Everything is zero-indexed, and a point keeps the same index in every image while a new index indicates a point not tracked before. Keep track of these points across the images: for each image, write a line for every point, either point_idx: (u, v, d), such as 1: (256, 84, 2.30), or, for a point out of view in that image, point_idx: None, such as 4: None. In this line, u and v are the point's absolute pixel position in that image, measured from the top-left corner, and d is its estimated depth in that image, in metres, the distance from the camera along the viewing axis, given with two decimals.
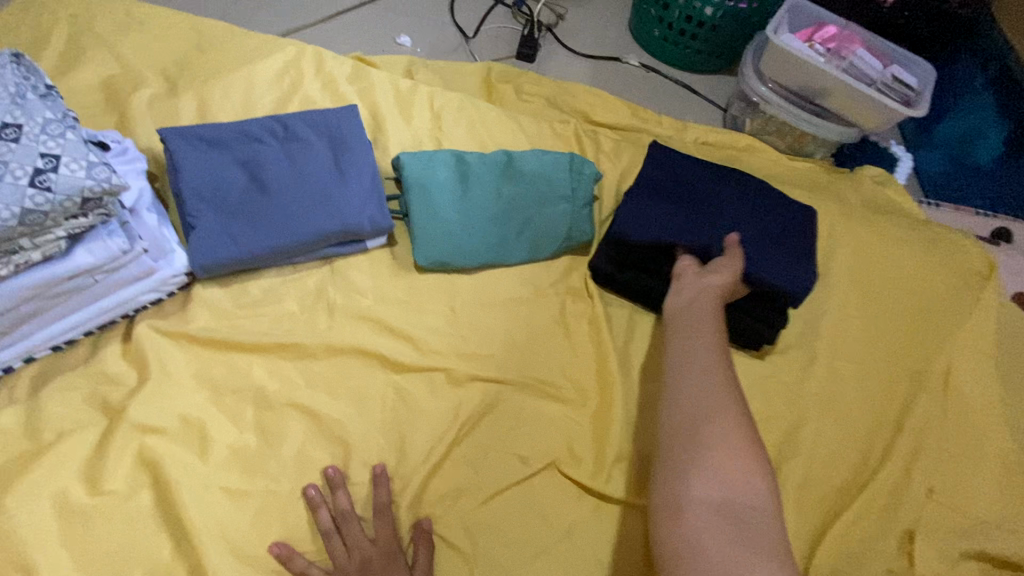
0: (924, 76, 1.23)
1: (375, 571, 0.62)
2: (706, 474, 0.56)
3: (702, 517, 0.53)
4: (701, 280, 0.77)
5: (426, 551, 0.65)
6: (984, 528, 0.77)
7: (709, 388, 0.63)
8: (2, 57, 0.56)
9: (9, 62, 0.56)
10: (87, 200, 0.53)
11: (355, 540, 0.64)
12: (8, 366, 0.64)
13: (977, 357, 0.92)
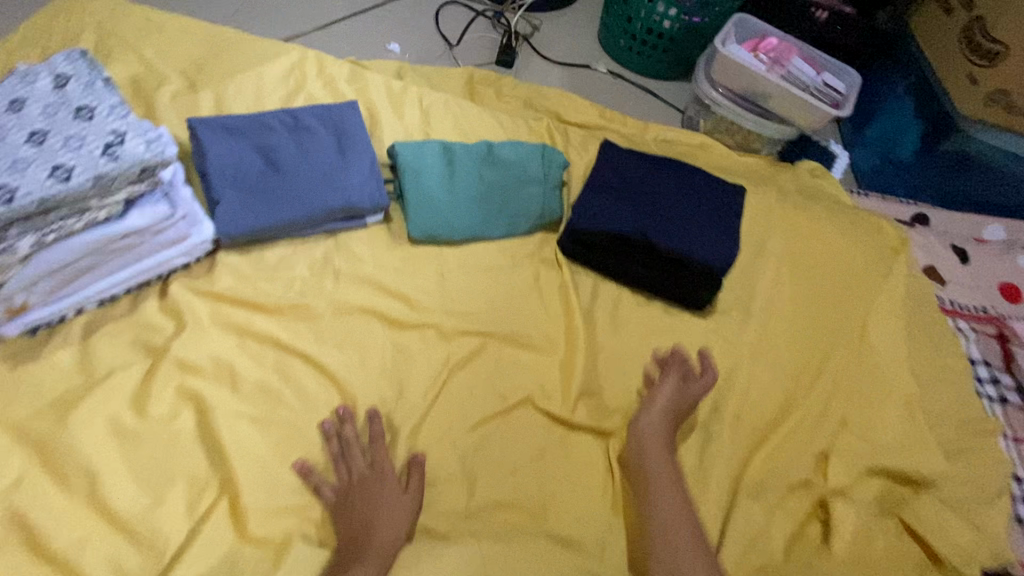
0: (852, 81, 1.40)
1: (369, 487, 0.74)
2: None
3: None
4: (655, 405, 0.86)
5: (417, 477, 0.77)
6: (887, 451, 0.92)
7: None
8: (73, 54, 0.68)
9: (78, 57, 0.68)
10: (145, 169, 0.65)
11: (357, 464, 0.76)
12: (62, 316, 0.75)
13: (888, 316, 1.08)
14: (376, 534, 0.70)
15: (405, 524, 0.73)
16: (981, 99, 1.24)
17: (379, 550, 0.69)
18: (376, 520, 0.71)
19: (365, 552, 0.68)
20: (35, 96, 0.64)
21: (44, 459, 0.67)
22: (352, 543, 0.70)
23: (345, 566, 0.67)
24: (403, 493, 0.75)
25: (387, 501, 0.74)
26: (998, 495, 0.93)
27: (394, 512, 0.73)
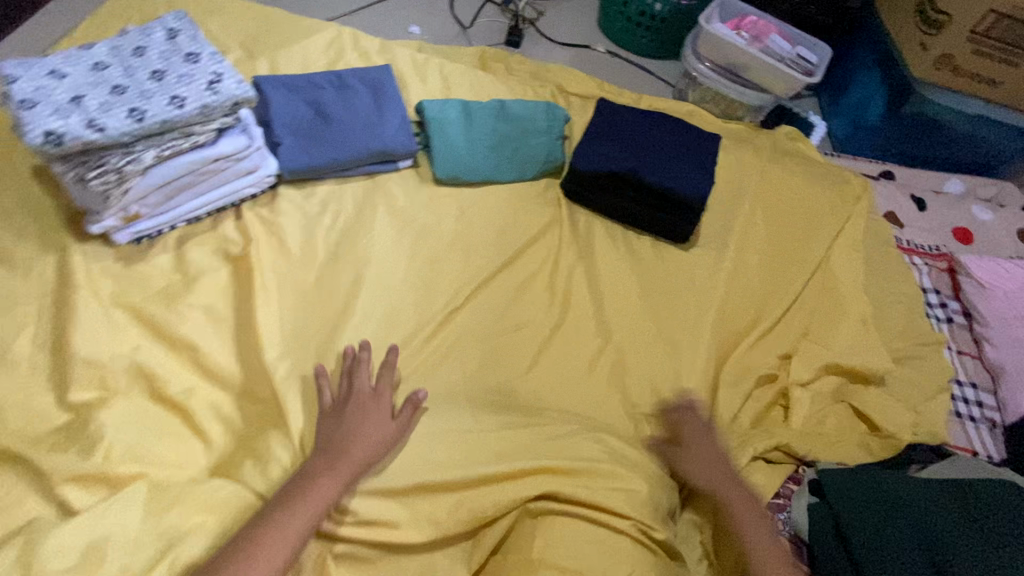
0: (823, 54, 1.57)
1: (363, 404, 0.74)
2: None
3: None
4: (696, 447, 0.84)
5: (410, 410, 0.75)
6: (844, 354, 1.08)
7: None
8: (181, 15, 0.88)
9: (184, 18, 0.88)
10: (237, 103, 0.83)
11: (359, 382, 0.76)
12: (162, 229, 0.93)
13: (851, 250, 1.24)
14: (352, 455, 0.69)
15: (380, 448, 0.71)
16: (930, 62, 1.40)
17: (353, 469, 0.68)
18: (358, 436, 0.71)
19: (339, 465, 0.68)
20: (155, 45, 0.83)
21: (153, 333, 0.83)
22: (329, 451, 0.69)
23: (315, 475, 0.66)
24: (391, 421, 0.74)
25: (372, 424, 0.73)
26: (939, 391, 1.09)
27: (374, 439, 0.71)
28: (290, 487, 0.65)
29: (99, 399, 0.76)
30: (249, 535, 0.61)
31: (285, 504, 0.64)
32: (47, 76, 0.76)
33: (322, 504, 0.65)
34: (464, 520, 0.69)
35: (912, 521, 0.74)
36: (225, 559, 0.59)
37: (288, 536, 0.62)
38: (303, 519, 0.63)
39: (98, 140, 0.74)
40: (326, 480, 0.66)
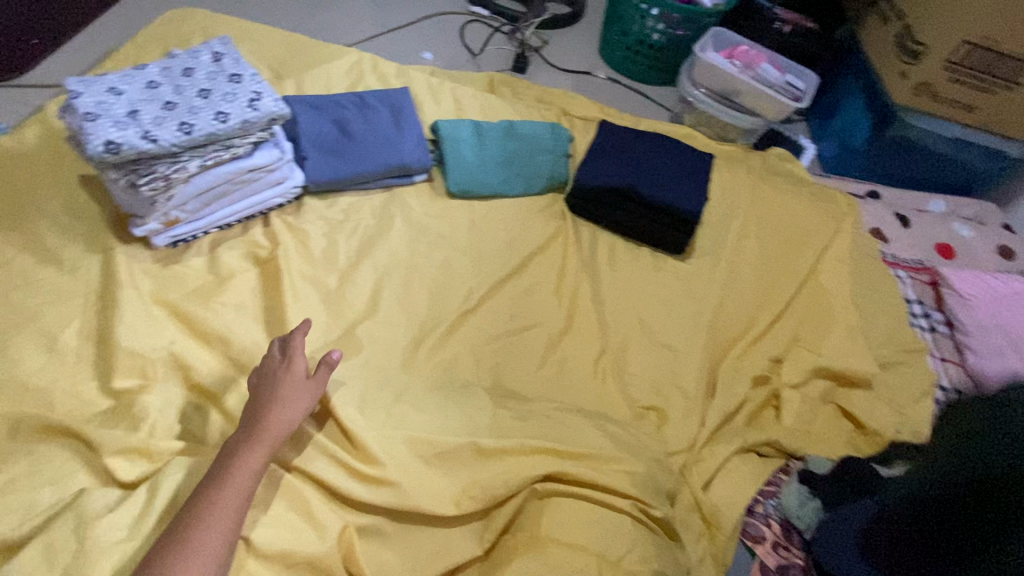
0: (810, 81, 1.67)
1: (278, 372, 0.75)
2: None
3: None
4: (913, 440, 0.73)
5: (325, 370, 0.77)
6: (833, 359, 1.14)
7: None
8: (224, 42, 0.98)
9: (227, 45, 0.98)
10: (273, 119, 0.93)
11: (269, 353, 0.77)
12: (196, 234, 1.00)
13: (840, 262, 1.31)
14: (263, 429, 0.69)
15: (300, 409, 0.73)
16: (909, 89, 1.50)
17: (274, 432, 0.70)
18: (276, 401, 0.72)
19: (258, 435, 0.69)
20: (202, 68, 0.93)
21: (188, 327, 0.90)
22: (248, 423, 0.70)
23: (234, 455, 0.67)
24: (309, 382, 0.76)
25: (288, 387, 0.74)
26: (924, 395, 1.14)
27: (287, 408, 0.72)
28: (209, 475, 0.66)
29: (141, 386, 0.82)
30: (176, 530, 0.61)
31: (204, 490, 0.64)
32: (107, 92, 0.86)
33: (241, 482, 0.65)
34: (479, 499, 0.74)
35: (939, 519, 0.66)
36: (167, 546, 0.59)
37: (218, 519, 0.62)
38: (229, 499, 0.63)
39: (151, 149, 0.83)
40: (244, 458, 0.66)
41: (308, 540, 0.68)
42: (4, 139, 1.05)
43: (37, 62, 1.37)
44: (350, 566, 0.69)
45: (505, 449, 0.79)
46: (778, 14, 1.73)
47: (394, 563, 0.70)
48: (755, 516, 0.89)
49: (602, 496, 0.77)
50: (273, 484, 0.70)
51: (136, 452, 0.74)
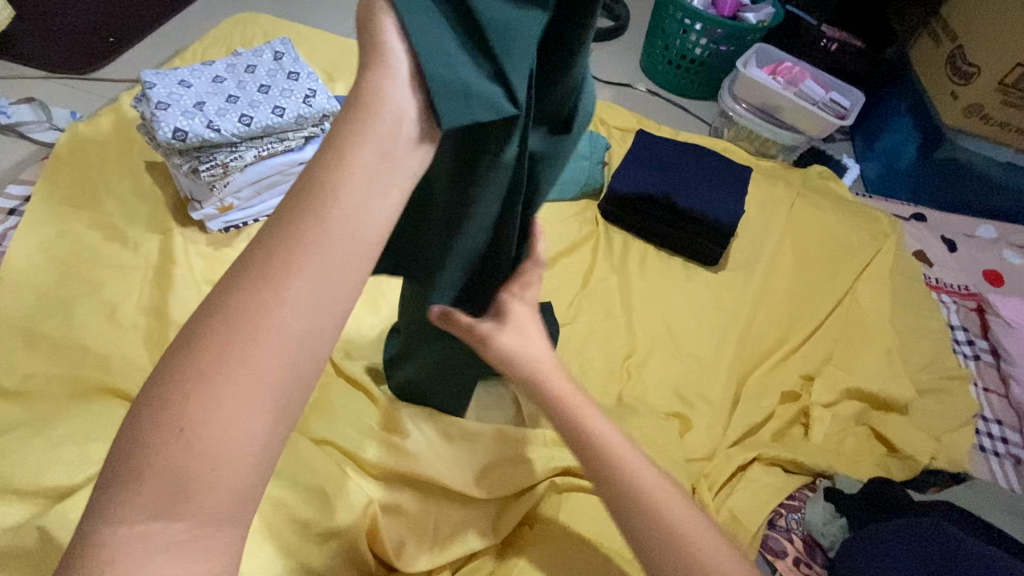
0: (856, 100, 1.64)
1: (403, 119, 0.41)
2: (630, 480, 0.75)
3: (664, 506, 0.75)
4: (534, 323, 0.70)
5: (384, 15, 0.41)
6: (867, 379, 1.11)
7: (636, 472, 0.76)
8: (285, 43, 1.05)
9: (287, 45, 1.05)
10: (325, 116, 0.98)
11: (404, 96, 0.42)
12: (247, 222, 1.06)
13: (877, 283, 1.28)
14: (327, 233, 0.37)
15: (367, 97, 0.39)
16: (959, 110, 1.49)
17: (358, 201, 0.37)
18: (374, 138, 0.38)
19: (330, 206, 0.37)
20: (264, 65, 1.00)
21: None
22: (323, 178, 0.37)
23: (290, 231, 0.37)
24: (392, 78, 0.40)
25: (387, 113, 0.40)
26: (964, 423, 1.10)
27: (372, 180, 0.38)
28: (236, 305, 0.36)
29: None
30: (184, 387, 0.35)
31: (230, 324, 0.36)
32: (178, 85, 0.93)
33: (287, 328, 0.36)
34: (501, 485, 0.76)
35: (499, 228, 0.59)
36: (176, 367, 0.35)
37: (252, 339, 0.35)
38: (278, 311, 0.36)
39: (213, 138, 0.90)
40: (302, 277, 0.36)
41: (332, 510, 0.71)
42: (80, 125, 1.13)
43: (109, 60, 1.48)
44: (373, 544, 0.72)
45: (525, 437, 0.81)
46: (826, 31, 1.68)
47: (416, 541, 0.72)
48: (777, 530, 0.87)
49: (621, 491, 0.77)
50: (303, 455, 0.74)
51: None
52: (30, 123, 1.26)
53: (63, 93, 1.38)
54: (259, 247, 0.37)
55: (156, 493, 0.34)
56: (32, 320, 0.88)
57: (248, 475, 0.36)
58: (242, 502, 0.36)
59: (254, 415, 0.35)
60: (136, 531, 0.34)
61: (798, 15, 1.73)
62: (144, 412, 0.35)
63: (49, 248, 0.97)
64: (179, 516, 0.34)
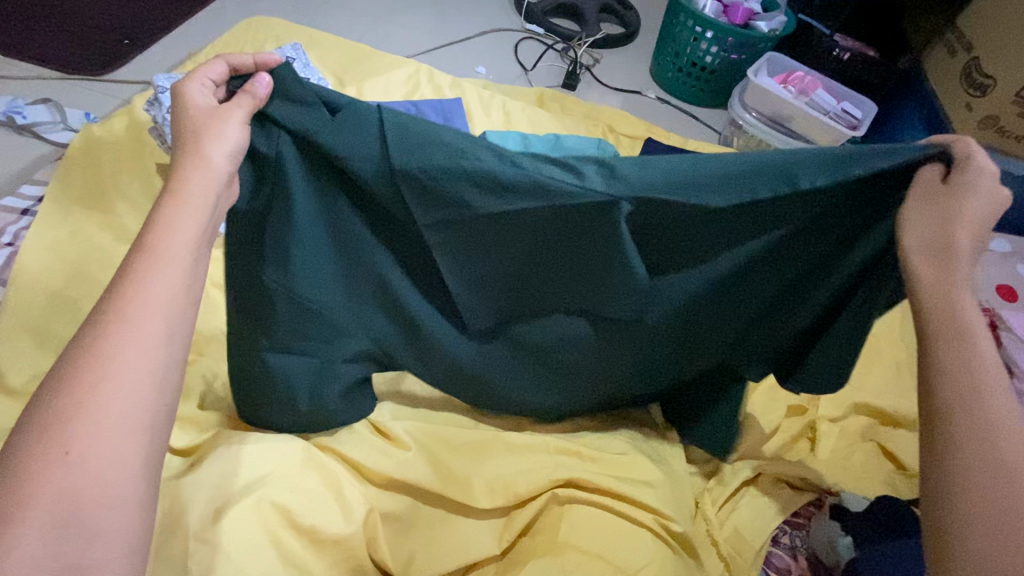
0: (868, 109, 1.63)
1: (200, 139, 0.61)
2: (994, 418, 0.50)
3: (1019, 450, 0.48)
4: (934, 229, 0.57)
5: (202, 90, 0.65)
6: (877, 393, 1.09)
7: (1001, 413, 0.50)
8: (297, 48, 1.07)
9: (300, 50, 1.07)
10: None
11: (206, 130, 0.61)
12: None
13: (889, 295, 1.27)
14: (164, 276, 0.52)
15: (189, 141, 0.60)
16: (974, 122, 1.47)
17: (179, 267, 0.53)
18: (177, 227, 0.55)
19: (159, 273, 0.52)
20: None
21: None
22: (144, 261, 0.52)
23: (122, 300, 0.50)
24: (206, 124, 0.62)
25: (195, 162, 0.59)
26: None
27: (193, 232, 0.56)
28: (83, 360, 0.47)
29: (195, 359, 0.88)
30: (49, 428, 0.44)
31: (87, 357, 0.47)
32: None
33: (141, 346, 0.48)
34: (504, 496, 0.75)
35: (266, 282, 0.67)
36: (34, 426, 0.44)
37: (112, 377, 0.46)
38: (133, 352, 0.48)
39: None
40: (148, 308, 0.50)
41: (334, 520, 0.70)
42: (95, 127, 1.14)
43: (122, 62, 1.49)
44: (373, 551, 0.71)
45: (531, 445, 0.81)
46: (839, 40, 1.68)
47: (414, 552, 0.72)
48: (779, 546, 0.87)
49: (617, 504, 0.77)
50: (306, 461, 0.73)
51: (183, 420, 0.78)
52: (46, 124, 1.28)
53: (79, 95, 1.40)
54: (104, 307, 0.50)
55: (50, 517, 0.42)
56: (43, 319, 0.89)
57: (135, 480, 0.46)
58: (133, 508, 0.45)
59: (125, 426, 0.46)
60: (41, 537, 0.41)
61: (810, 25, 1.73)
62: (14, 458, 0.43)
63: (61, 248, 0.98)
64: (71, 535, 0.42)
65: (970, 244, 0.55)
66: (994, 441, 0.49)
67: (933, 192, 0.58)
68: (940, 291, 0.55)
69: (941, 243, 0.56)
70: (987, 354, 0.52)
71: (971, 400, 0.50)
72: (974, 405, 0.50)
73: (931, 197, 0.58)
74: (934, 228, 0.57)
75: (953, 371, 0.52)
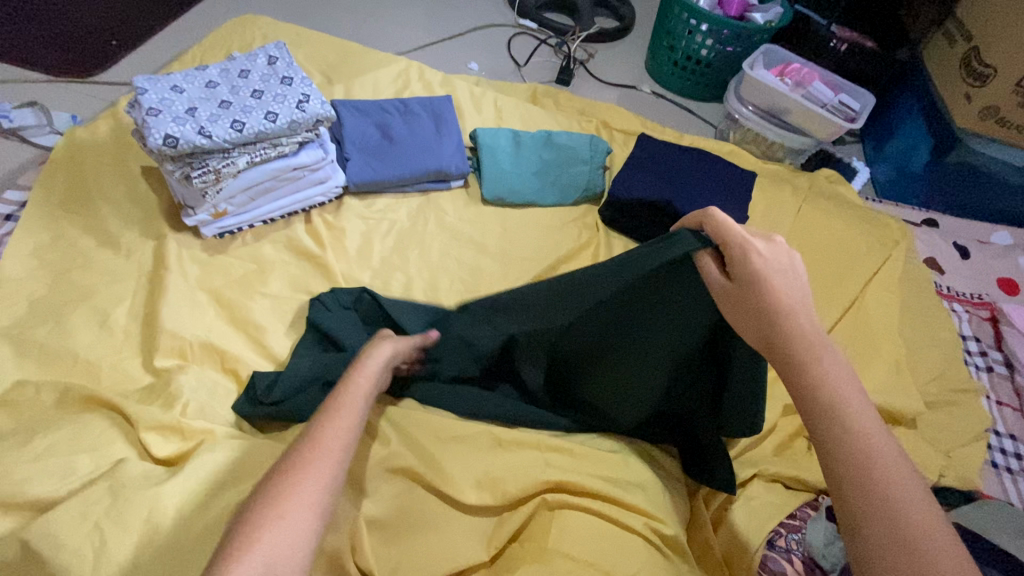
0: (866, 102, 1.61)
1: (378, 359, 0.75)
2: (877, 482, 0.50)
3: (916, 509, 0.49)
4: (755, 307, 0.62)
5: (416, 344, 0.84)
6: (876, 392, 1.07)
7: (889, 476, 0.50)
8: (279, 45, 1.05)
9: (282, 48, 1.05)
10: (320, 120, 0.99)
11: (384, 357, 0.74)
12: (242, 226, 1.05)
13: (886, 293, 1.25)
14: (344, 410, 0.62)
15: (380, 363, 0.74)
16: (974, 113, 1.45)
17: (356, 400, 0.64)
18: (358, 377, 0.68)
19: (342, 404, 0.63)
20: (258, 69, 1.01)
21: (231, 316, 0.95)
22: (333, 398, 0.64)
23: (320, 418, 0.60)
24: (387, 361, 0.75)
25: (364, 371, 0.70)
26: (975, 438, 1.07)
27: (367, 389, 0.67)
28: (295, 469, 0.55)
29: (179, 365, 0.87)
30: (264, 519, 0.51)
31: (295, 469, 0.54)
32: (170, 90, 0.92)
33: (332, 463, 0.56)
34: (493, 495, 0.75)
35: (258, 385, 0.83)
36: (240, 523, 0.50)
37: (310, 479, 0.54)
38: (327, 462, 0.56)
39: (205, 144, 0.90)
40: (332, 432, 0.59)
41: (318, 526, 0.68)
42: (79, 130, 1.13)
43: (110, 65, 1.48)
44: (359, 561, 0.68)
45: (522, 441, 0.80)
46: (836, 32, 1.64)
47: (401, 560, 0.70)
48: (776, 550, 0.82)
49: (606, 506, 0.75)
50: None
51: (167, 427, 0.76)
52: (33, 127, 1.27)
53: (65, 98, 1.39)
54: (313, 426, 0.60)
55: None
56: (25, 325, 0.88)
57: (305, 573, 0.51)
58: None
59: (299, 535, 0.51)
60: None
61: (806, 16, 1.69)
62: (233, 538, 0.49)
63: (44, 254, 0.97)
64: None
65: (798, 308, 0.61)
66: (886, 505, 0.49)
67: (729, 288, 0.66)
68: (797, 371, 0.57)
69: (776, 325, 0.60)
70: (857, 419, 0.54)
71: (857, 473, 0.51)
72: (859, 474, 0.51)
73: (733, 292, 0.65)
74: (757, 312, 0.62)
75: (834, 442, 0.53)
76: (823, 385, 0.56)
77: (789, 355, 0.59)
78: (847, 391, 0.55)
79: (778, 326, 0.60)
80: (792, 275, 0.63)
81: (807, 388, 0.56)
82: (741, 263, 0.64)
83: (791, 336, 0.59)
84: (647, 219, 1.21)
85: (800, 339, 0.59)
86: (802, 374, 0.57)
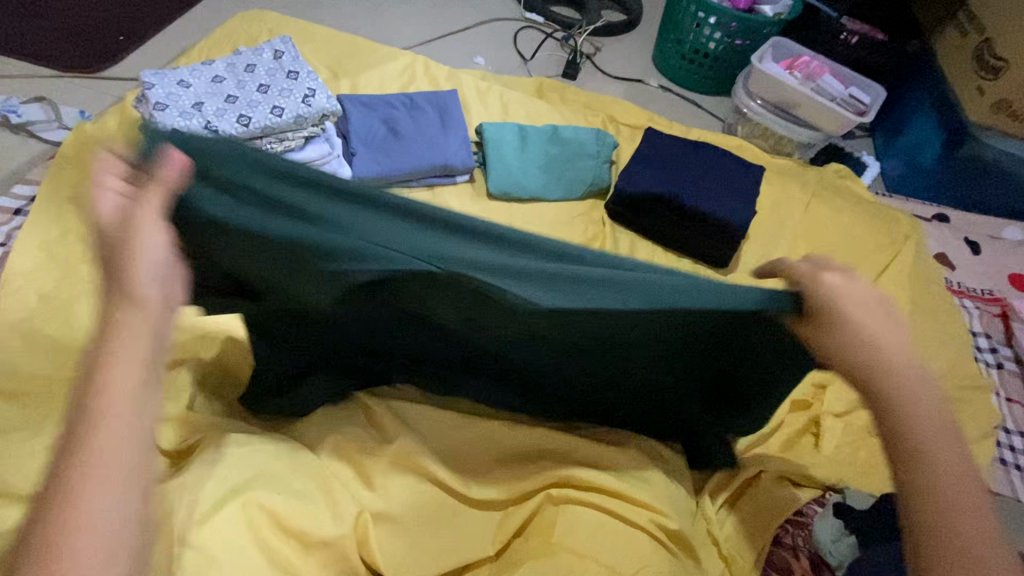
0: (877, 95, 1.59)
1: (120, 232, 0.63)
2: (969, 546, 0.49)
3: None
4: (848, 344, 0.58)
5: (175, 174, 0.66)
6: None
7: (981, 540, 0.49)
8: (285, 39, 1.05)
9: (288, 42, 1.05)
10: (326, 115, 0.99)
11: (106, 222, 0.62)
12: None
13: (895, 289, 1.24)
14: (130, 341, 0.57)
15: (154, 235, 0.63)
16: (986, 107, 1.44)
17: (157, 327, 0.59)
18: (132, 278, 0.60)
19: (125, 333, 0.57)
20: (264, 64, 1.00)
21: None
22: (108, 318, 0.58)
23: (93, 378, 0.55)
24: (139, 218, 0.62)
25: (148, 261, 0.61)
26: (984, 435, 1.06)
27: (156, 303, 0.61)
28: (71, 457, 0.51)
29: (185, 359, 0.88)
30: (71, 504, 0.49)
31: (89, 430, 0.52)
32: (177, 85, 0.93)
33: (117, 425, 0.54)
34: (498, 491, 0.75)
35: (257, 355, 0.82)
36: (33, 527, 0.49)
37: (98, 446, 0.52)
38: (115, 423, 0.53)
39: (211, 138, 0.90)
40: (112, 379, 0.55)
41: (322, 521, 0.68)
42: (87, 125, 1.13)
43: (117, 61, 1.48)
44: (364, 553, 0.70)
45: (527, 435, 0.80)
46: (846, 24, 1.62)
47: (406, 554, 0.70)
48: (782, 546, 0.84)
49: (612, 503, 0.75)
50: (298, 462, 0.72)
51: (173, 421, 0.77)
52: (41, 123, 1.27)
53: (73, 93, 1.39)
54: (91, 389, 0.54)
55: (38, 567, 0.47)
56: (34, 319, 0.89)
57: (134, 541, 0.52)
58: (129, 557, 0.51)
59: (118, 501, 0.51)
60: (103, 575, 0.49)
61: (816, 8, 1.67)
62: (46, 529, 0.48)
63: (53, 248, 0.97)
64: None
65: (893, 349, 0.57)
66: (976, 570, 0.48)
67: (814, 320, 0.61)
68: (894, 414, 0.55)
69: (873, 365, 0.56)
70: (953, 473, 0.52)
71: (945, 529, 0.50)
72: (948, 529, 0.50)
73: (819, 325, 0.60)
74: (853, 347, 0.57)
75: (932, 504, 0.51)
76: (922, 436, 0.53)
77: (882, 397, 0.56)
78: (944, 441, 0.53)
79: (874, 365, 0.56)
80: (890, 314, 0.59)
81: (907, 439, 0.54)
82: (831, 297, 0.59)
83: (887, 377, 0.56)
84: (653, 214, 1.20)
85: (894, 382, 0.56)
86: (906, 424, 0.54)
